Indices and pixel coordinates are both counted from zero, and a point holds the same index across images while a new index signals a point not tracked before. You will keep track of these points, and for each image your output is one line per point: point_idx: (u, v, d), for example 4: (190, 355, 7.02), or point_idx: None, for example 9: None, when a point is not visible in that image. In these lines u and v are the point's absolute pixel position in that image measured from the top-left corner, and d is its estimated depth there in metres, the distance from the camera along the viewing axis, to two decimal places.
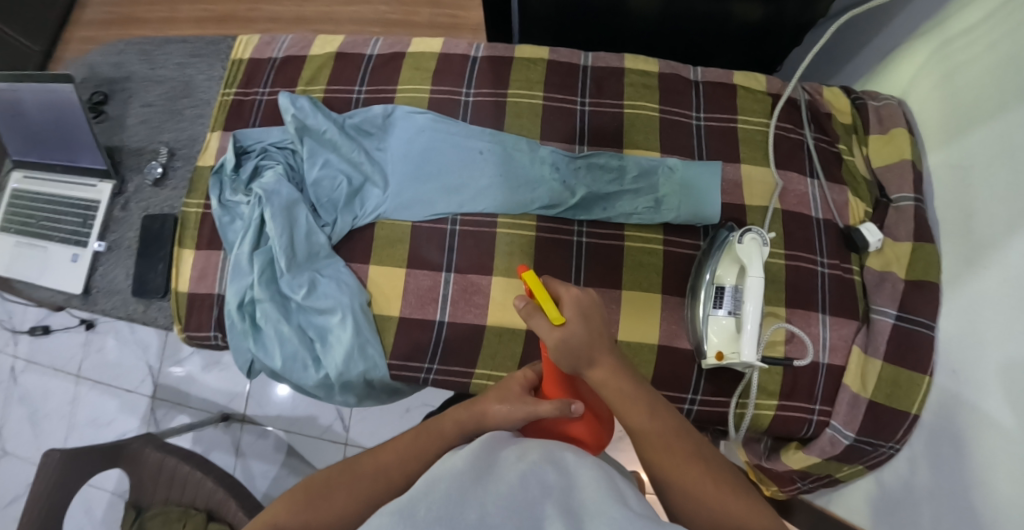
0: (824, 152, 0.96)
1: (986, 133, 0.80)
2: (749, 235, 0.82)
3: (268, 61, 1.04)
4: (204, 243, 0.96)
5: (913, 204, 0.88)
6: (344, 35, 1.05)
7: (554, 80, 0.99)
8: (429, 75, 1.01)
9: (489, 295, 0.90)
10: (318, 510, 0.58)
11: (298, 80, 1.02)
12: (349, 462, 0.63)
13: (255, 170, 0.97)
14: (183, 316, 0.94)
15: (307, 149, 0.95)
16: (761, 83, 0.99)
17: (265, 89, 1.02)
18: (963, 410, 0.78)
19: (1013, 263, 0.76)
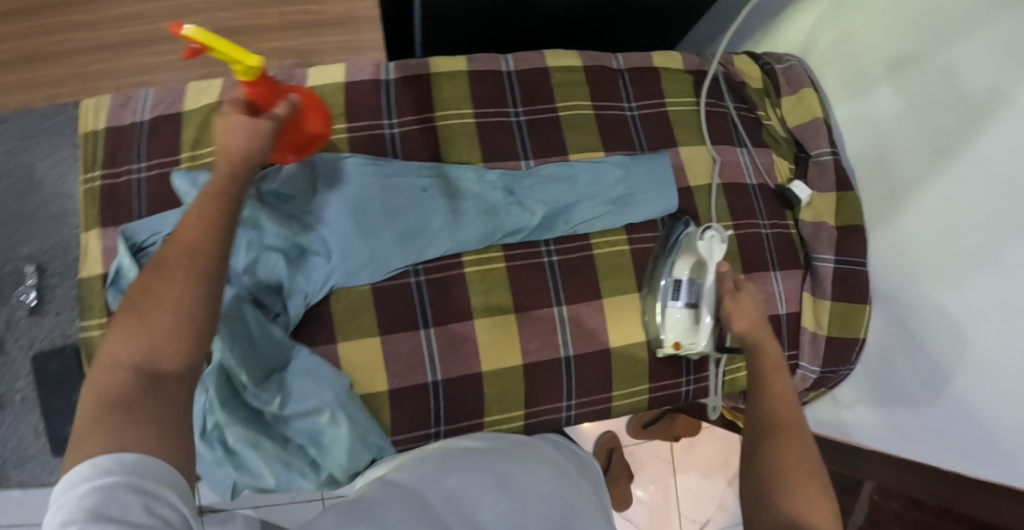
0: (747, 120, 1.01)
1: (886, 88, 0.90)
2: (709, 233, 0.84)
3: (133, 126, 0.88)
4: None
5: (833, 159, 0.97)
6: (222, 80, 0.90)
7: (480, 92, 0.93)
8: (342, 112, 0.90)
9: (477, 340, 0.86)
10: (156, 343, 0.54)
11: (180, 145, 0.87)
12: (137, 299, 0.55)
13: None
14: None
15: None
16: (679, 60, 1.01)
17: (140, 163, 0.87)
18: (904, 333, 0.90)
19: (927, 202, 0.85)
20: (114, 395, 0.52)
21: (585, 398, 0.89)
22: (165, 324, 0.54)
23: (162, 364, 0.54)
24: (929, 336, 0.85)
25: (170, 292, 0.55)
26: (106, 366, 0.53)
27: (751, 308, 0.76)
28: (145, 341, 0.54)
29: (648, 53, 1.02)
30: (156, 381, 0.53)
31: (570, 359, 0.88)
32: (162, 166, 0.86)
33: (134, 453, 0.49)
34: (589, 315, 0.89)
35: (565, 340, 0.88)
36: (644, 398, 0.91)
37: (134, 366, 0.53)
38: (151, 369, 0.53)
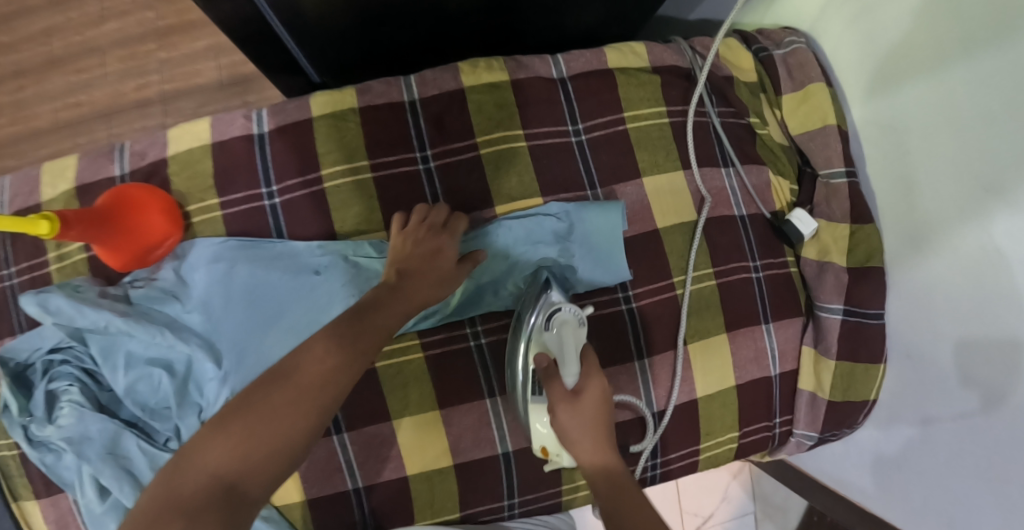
0: (735, 128, 0.79)
1: (923, 88, 0.66)
2: (560, 314, 0.66)
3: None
4: (43, 488, 0.77)
5: (847, 181, 0.75)
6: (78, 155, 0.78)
7: (378, 136, 0.75)
8: (212, 183, 0.76)
9: (398, 442, 0.75)
10: (255, 451, 0.49)
11: (45, 243, 0.77)
12: (282, 372, 0.52)
13: (50, 397, 0.74)
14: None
15: (98, 352, 0.72)
16: (642, 56, 0.79)
17: (9, 268, 0.77)
18: (916, 406, 0.72)
19: (960, 253, 0.64)
20: (186, 502, 0.47)
21: (530, 494, 0.77)
22: (274, 430, 0.50)
23: (247, 487, 0.49)
24: (936, 397, 0.68)
25: (308, 374, 0.52)
26: (195, 475, 0.48)
27: (583, 423, 0.60)
28: (245, 450, 0.49)
29: (600, 50, 0.79)
30: (240, 503, 0.48)
31: (508, 453, 0.76)
32: (32, 269, 0.77)
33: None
34: None
35: (501, 434, 0.76)
36: None
37: (218, 478, 0.48)
38: (238, 486, 0.48)
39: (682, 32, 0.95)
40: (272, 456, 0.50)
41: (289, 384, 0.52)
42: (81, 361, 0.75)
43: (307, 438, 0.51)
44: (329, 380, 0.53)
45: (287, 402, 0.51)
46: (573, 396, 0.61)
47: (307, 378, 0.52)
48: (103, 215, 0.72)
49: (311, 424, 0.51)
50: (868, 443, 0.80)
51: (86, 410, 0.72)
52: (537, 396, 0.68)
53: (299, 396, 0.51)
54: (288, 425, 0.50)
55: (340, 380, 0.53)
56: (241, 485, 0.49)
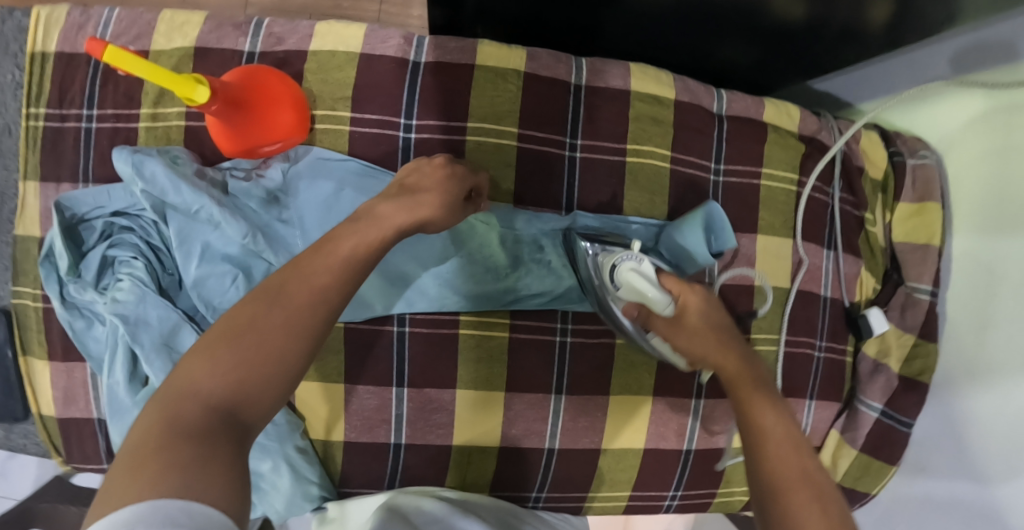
0: (848, 217, 0.83)
1: (1023, 245, 0.69)
2: (625, 266, 0.66)
3: (87, 59, 0.73)
4: (60, 351, 0.74)
5: (929, 300, 0.81)
6: (206, 17, 0.73)
7: (534, 108, 0.73)
8: (348, 94, 0.71)
9: (453, 411, 0.74)
10: (255, 374, 0.41)
11: (139, 97, 0.73)
12: (278, 289, 0.45)
13: (105, 261, 0.71)
14: (61, 447, 0.76)
15: (175, 233, 0.68)
16: (794, 119, 0.81)
17: (92, 108, 0.73)
18: (923, 509, 0.78)
19: (1011, 398, 0.69)
20: (186, 427, 0.37)
21: (557, 492, 0.79)
22: (265, 349, 0.42)
23: (248, 414, 0.40)
24: (951, 508, 0.74)
25: (302, 291, 0.45)
26: (186, 400, 0.39)
27: (697, 335, 0.61)
28: (242, 374, 0.41)
29: (760, 100, 0.80)
30: (243, 432, 0.39)
31: (553, 451, 0.77)
32: (116, 118, 0.73)
33: (207, 502, 0.33)
34: (588, 410, 0.76)
35: (552, 431, 0.76)
36: (620, 504, 0.81)
37: (217, 403, 0.39)
38: (237, 414, 0.40)
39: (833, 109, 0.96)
40: (275, 379, 0.42)
41: (282, 303, 0.44)
42: (146, 235, 0.71)
43: (306, 364, 0.44)
44: (326, 297, 0.46)
45: (281, 325, 0.43)
46: (674, 322, 0.63)
47: (299, 299, 0.44)
48: (245, 97, 0.66)
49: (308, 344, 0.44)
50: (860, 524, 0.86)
51: (148, 290, 0.69)
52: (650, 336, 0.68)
53: (293, 318, 0.44)
54: (286, 349, 0.43)
55: (334, 299, 0.46)
56: (241, 412, 0.40)
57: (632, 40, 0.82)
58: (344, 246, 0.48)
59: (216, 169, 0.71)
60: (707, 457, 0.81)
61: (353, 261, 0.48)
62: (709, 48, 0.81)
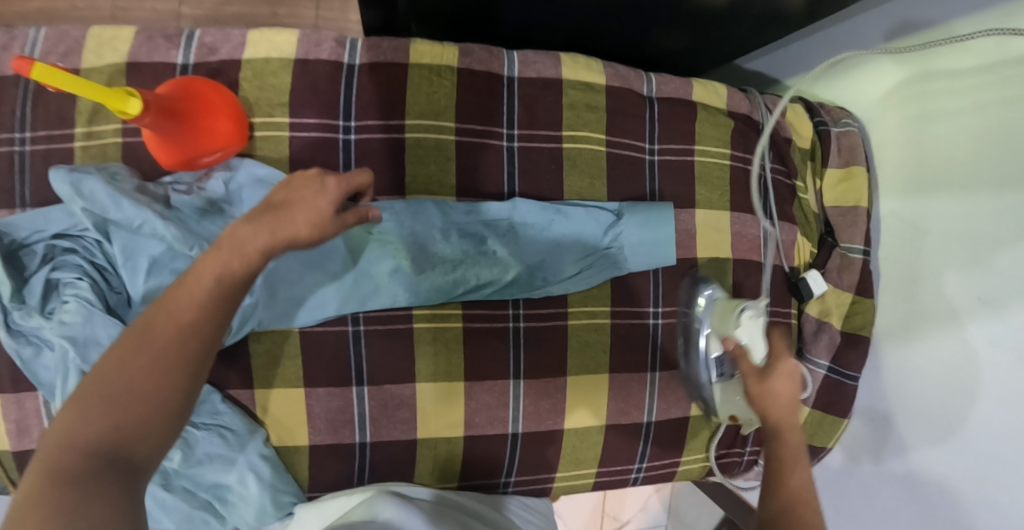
0: (781, 186, 0.87)
1: (944, 199, 0.74)
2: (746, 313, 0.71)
3: (15, 81, 0.73)
4: (9, 382, 0.73)
5: (862, 258, 0.85)
6: (135, 33, 0.73)
7: (469, 101, 0.75)
8: (285, 101, 0.72)
9: (416, 405, 0.75)
10: (128, 416, 0.44)
11: (73, 116, 0.73)
12: (141, 334, 0.46)
13: (49, 285, 0.71)
14: (18, 480, 0.75)
15: (119, 250, 0.69)
16: (722, 97, 0.84)
17: (23, 132, 0.72)
18: (879, 456, 0.82)
19: (948, 346, 0.73)
20: (61, 478, 0.40)
21: (526, 476, 0.81)
22: (135, 389, 0.44)
23: (133, 453, 0.43)
24: (907, 453, 0.77)
25: (181, 313, 0.47)
26: (64, 451, 0.41)
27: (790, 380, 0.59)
28: (117, 419, 0.43)
29: (688, 81, 0.83)
30: (129, 469, 0.42)
31: (518, 436, 0.78)
32: (50, 139, 0.72)
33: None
34: (548, 393, 0.78)
35: (515, 416, 0.78)
36: (588, 480, 0.84)
37: (96, 450, 0.42)
38: (122, 454, 0.43)
39: (761, 84, 1.01)
40: (150, 413, 0.44)
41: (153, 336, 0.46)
42: (90, 256, 0.71)
43: (188, 396, 0.46)
44: (193, 334, 0.47)
45: (147, 368, 0.45)
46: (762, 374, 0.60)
47: (170, 325, 0.47)
48: (183, 109, 0.67)
49: (184, 376, 0.46)
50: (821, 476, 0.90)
51: (95, 310, 0.68)
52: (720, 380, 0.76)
53: (161, 357, 0.46)
54: (156, 391, 0.45)
55: (204, 333, 0.48)
56: (125, 452, 0.43)
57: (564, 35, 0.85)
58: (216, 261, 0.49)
59: (156, 184, 0.71)
60: (667, 429, 0.84)
61: (218, 286, 0.49)
62: (638, 37, 0.85)
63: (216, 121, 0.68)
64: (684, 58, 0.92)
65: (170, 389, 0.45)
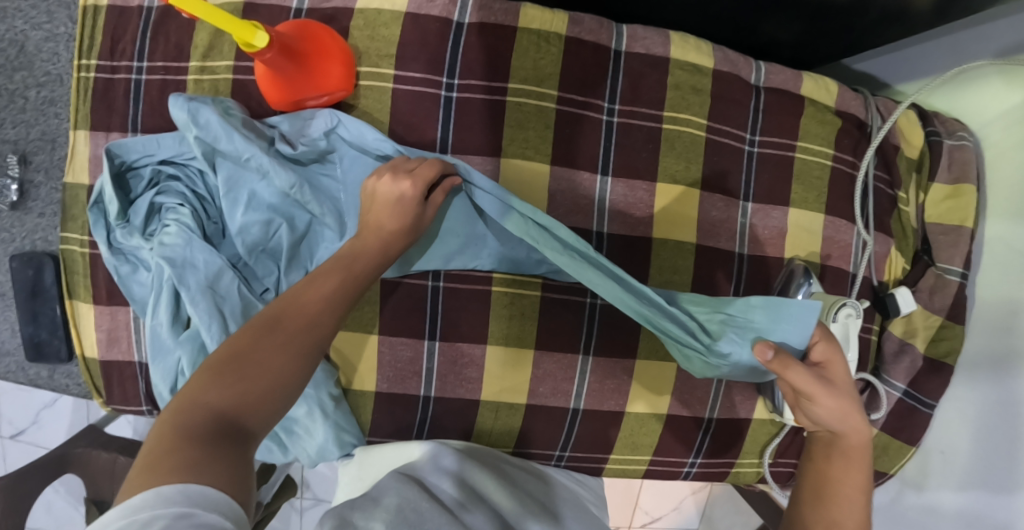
0: (881, 195, 0.83)
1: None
2: (845, 311, 0.73)
3: (140, 10, 0.76)
4: (104, 295, 0.77)
5: (959, 282, 0.81)
6: None
7: (573, 71, 0.74)
8: (393, 52, 0.73)
9: (483, 367, 0.76)
10: (254, 390, 0.48)
11: (189, 50, 0.75)
12: (274, 319, 0.52)
13: (152, 207, 0.74)
14: (102, 389, 0.79)
15: (223, 181, 0.71)
16: (832, 95, 0.81)
17: (141, 60, 0.75)
18: (954, 482, 0.79)
19: None
20: (192, 432, 0.43)
21: (580, 453, 0.81)
22: (262, 369, 0.49)
23: (249, 421, 0.46)
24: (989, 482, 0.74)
25: (307, 296, 0.55)
26: (194, 408, 0.45)
27: (859, 464, 0.60)
28: (243, 389, 0.47)
29: (798, 74, 0.80)
30: (243, 438, 0.45)
31: (578, 411, 0.78)
32: (166, 70, 0.75)
33: (210, 478, 0.40)
34: (614, 373, 0.78)
35: (579, 392, 0.78)
36: (641, 467, 0.83)
37: (221, 411, 0.46)
38: (241, 420, 0.46)
39: (873, 88, 0.96)
40: (272, 393, 0.48)
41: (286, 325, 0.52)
42: (192, 184, 0.74)
43: (300, 379, 0.51)
44: (313, 326, 0.53)
45: (277, 347, 0.50)
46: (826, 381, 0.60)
47: (308, 298, 0.55)
48: (302, 48, 0.68)
49: (301, 364, 0.51)
50: (888, 494, 0.88)
51: (194, 236, 0.72)
52: None
53: (287, 342, 0.51)
54: (280, 368, 0.50)
55: (324, 325, 0.54)
56: (244, 417, 0.46)
57: (672, 15, 0.83)
58: (329, 282, 0.57)
59: (263, 122, 0.74)
60: (726, 426, 0.82)
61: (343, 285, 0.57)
62: (749, 24, 0.83)
63: (321, 58, 0.69)
64: (793, 52, 0.89)
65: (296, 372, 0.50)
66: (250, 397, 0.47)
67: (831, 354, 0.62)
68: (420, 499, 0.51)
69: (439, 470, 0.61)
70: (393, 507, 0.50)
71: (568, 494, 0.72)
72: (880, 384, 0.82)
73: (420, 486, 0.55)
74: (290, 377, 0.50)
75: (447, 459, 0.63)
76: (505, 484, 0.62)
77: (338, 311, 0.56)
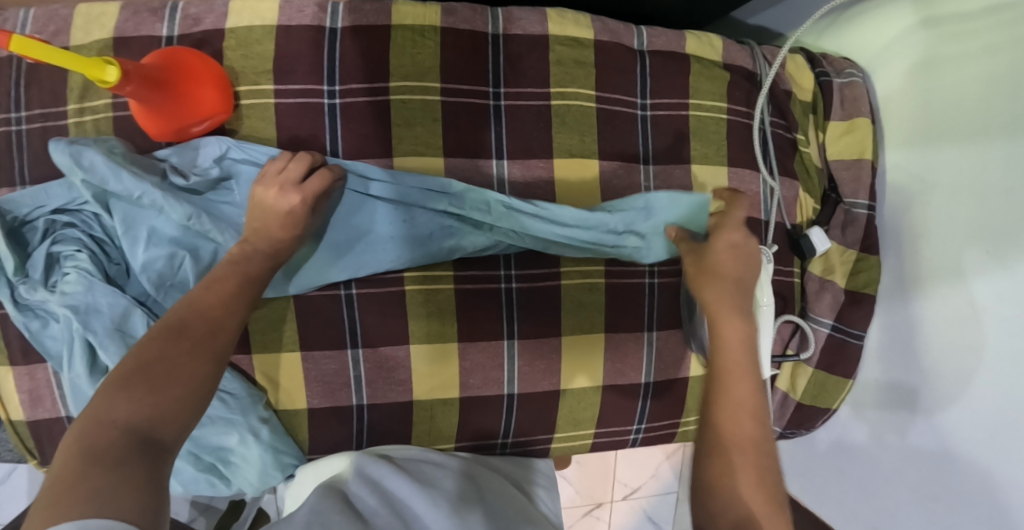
0: (781, 140, 0.84)
1: (956, 150, 0.71)
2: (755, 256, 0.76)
3: (8, 61, 0.74)
4: (19, 355, 0.76)
5: (867, 214, 0.83)
6: (120, 6, 0.74)
7: (453, 61, 0.74)
8: (270, 68, 0.72)
9: (411, 367, 0.76)
10: (166, 399, 0.50)
11: (65, 94, 0.74)
12: (180, 325, 0.55)
13: (50, 258, 0.72)
14: (34, 450, 0.78)
15: (119, 221, 0.70)
16: (717, 49, 0.82)
17: (17, 110, 0.74)
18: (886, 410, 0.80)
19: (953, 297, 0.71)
20: (101, 456, 0.44)
21: (523, 437, 0.82)
22: (174, 378, 0.51)
23: (163, 436, 0.48)
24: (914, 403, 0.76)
25: (212, 295, 0.58)
26: (103, 426, 0.46)
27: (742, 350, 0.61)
28: (152, 400, 0.49)
29: (680, 33, 0.82)
30: (157, 449, 0.47)
31: (514, 397, 0.79)
32: (44, 117, 0.74)
33: (126, 501, 0.41)
34: (543, 354, 0.78)
35: (510, 378, 0.78)
36: (587, 441, 0.84)
37: (131, 428, 0.47)
38: (153, 435, 0.48)
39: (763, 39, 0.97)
40: (184, 400, 0.51)
41: (193, 329, 0.55)
42: (89, 229, 0.73)
43: (211, 380, 0.53)
44: (221, 325, 0.57)
45: (185, 352, 0.53)
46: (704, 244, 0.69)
47: (211, 299, 0.58)
48: (167, 78, 0.67)
49: (211, 367, 0.54)
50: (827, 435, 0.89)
51: (96, 281, 0.70)
52: None
53: (196, 346, 0.54)
54: (192, 372, 0.52)
55: (230, 325, 0.57)
56: (157, 431, 0.48)
57: None
58: (230, 283, 0.60)
59: (151, 156, 0.73)
60: (664, 389, 0.83)
61: (242, 280, 0.61)
62: None
63: (191, 84, 0.69)
64: (678, 11, 0.90)
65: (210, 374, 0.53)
66: (163, 405, 0.49)
67: (738, 230, 0.68)
68: (331, 512, 0.54)
69: (361, 477, 0.62)
70: (303, 521, 0.52)
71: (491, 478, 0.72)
72: (807, 324, 0.84)
73: (339, 499, 0.57)
74: (203, 383, 0.53)
75: (371, 468, 0.64)
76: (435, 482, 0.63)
77: (242, 302, 0.60)
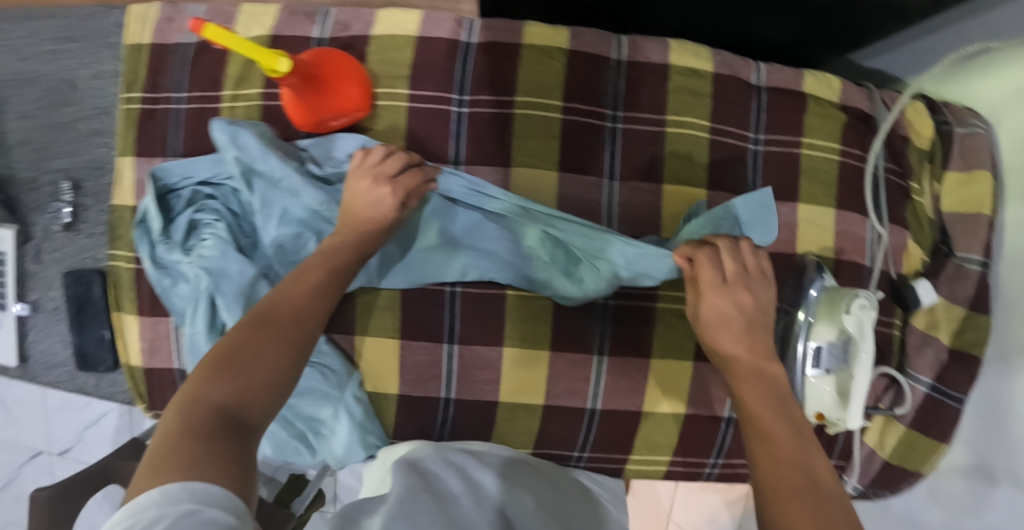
0: (894, 186, 0.83)
1: None
2: (859, 302, 0.73)
3: (178, 47, 0.84)
4: (147, 307, 0.83)
5: (980, 271, 0.80)
6: (281, 8, 0.82)
7: (575, 81, 0.78)
8: (406, 74, 0.78)
9: (499, 369, 0.78)
10: (253, 382, 0.53)
11: (222, 80, 0.82)
12: (265, 314, 0.59)
13: (191, 224, 0.80)
14: (146, 395, 0.85)
15: (258, 199, 0.76)
16: (835, 90, 0.83)
17: (179, 91, 0.83)
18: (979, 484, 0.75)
19: None
20: (195, 430, 0.47)
21: (599, 453, 0.82)
22: (260, 364, 0.54)
23: (249, 416, 0.51)
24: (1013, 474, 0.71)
25: (296, 288, 0.62)
26: (199, 404, 0.49)
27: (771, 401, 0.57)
28: (240, 382, 0.52)
29: (799, 72, 0.82)
30: (245, 428, 0.50)
31: (595, 412, 0.80)
32: (201, 100, 0.82)
33: (215, 469, 0.44)
34: (629, 372, 0.79)
35: (594, 392, 0.79)
36: (661, 468, 0.83)
37: (222, 407, 0.50)
38: (241, 415, 0.50)
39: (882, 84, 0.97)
40: (269, 385, 0.54)
41: (274, 320, 0.59)
42: (227, 202, 0.80)
43: (292, 367, 0.56)
44: (302, 316, 0.60)
45: (269, 338, 0.57)
46: (722, 281, 0.65)
47: (295, 290, 0.62)
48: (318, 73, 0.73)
49: (292, 355, 0.57)
50: (911, 503, 0.84)
51: (229, 248, 0.77)
52: (817, 372, 0.75)
53: (279, 335, 0.58)
54: (274, 359, 0.55)
55: (314, 316, 0.61)
56: (246, 411, 0.51)
57: (674, 27, 0.87)
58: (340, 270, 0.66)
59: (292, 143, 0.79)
60: None
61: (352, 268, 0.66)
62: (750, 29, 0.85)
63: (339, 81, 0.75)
64: (797, 50, 0.90)
65: (292, 363, 0.56)
66: (251, 390, 0.52)
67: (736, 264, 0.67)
68: (420, 488, 0.55)
69: (445, 461, 0.63)
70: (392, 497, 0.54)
71: (566, 484, 0.72)
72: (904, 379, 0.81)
73: (424, 479, 0.59)
74: (286, 371, 0.55)
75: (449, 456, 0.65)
76: (519, 482, 0.64)
77: (332, 293, 0.65)
